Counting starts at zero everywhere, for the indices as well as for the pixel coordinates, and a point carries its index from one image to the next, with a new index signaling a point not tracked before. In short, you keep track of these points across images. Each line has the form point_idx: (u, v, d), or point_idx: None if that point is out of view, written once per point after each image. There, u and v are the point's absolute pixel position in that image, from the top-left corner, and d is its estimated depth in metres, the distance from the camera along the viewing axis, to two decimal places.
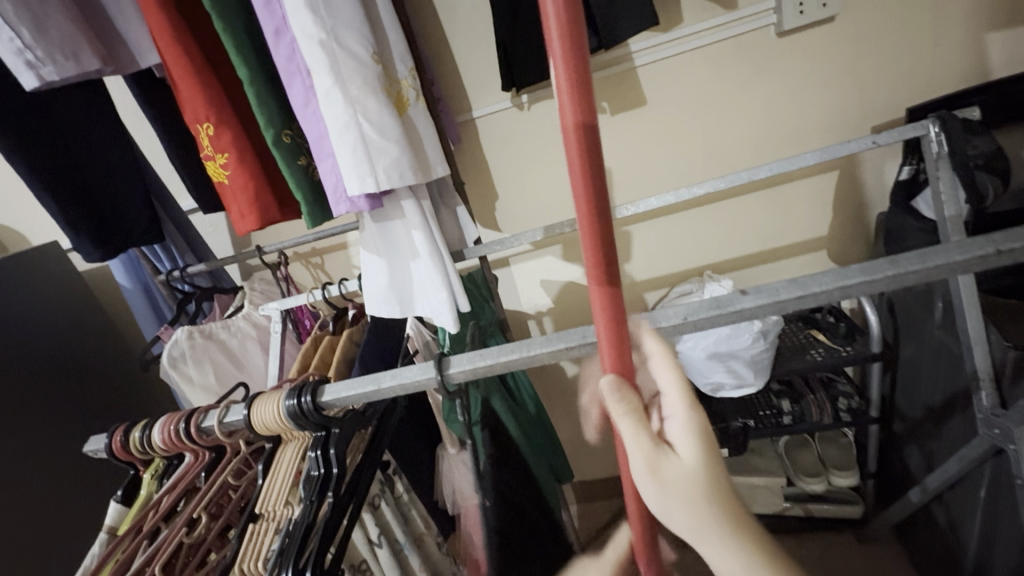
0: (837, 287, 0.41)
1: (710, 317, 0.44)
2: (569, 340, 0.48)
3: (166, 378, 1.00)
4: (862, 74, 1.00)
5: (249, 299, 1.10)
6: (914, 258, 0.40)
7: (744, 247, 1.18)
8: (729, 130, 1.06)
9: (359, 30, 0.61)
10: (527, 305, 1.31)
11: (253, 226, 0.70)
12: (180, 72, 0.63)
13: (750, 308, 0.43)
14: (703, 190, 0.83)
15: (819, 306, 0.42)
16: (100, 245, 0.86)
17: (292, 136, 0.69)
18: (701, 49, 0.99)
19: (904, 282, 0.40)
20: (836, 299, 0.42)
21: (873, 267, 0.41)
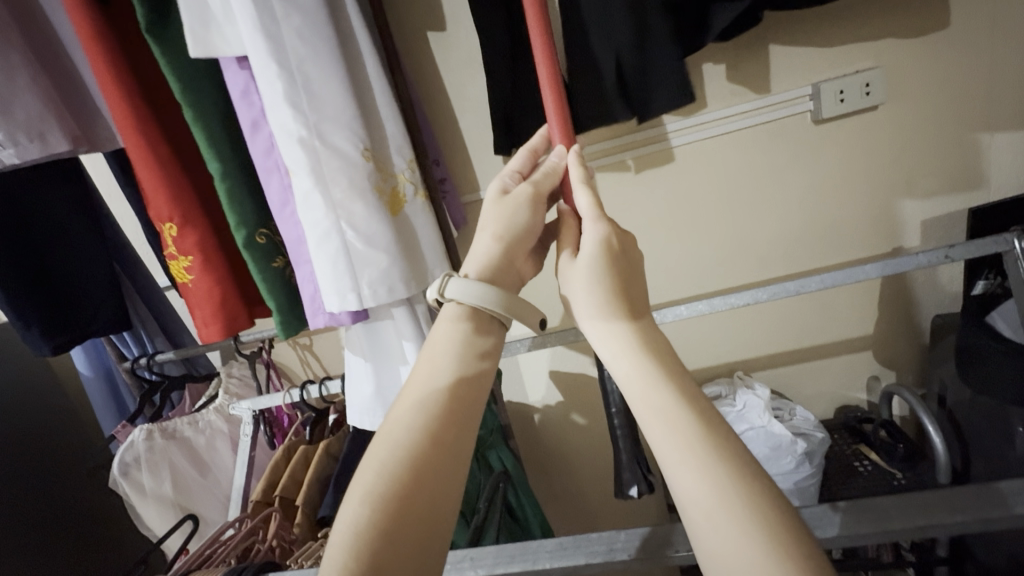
0: (921, 522, 0.35)
1: None
2: (591, 553, 0.38)
3: (116, 489, 0.87)
4: (910, 165, 0.91)
5: (224, 389, 0.98)
6: (900, 506, 0.36)
7: (778, 345, 1.05)
8: (762, 219, 0.96)
9: (349, 123, 0.52)
10: (534, 398, 1.17)
11: (217, 336, 0.60)
12: (142, 165, 0.54)
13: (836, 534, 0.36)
14: (747, 300, 0.73)
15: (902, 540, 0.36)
16: (51, 336, 0.75)
17: (268, 235, 0.59)
18: (733, 135, 0.91)
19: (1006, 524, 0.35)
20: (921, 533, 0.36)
21: (860, 509, 0.37)
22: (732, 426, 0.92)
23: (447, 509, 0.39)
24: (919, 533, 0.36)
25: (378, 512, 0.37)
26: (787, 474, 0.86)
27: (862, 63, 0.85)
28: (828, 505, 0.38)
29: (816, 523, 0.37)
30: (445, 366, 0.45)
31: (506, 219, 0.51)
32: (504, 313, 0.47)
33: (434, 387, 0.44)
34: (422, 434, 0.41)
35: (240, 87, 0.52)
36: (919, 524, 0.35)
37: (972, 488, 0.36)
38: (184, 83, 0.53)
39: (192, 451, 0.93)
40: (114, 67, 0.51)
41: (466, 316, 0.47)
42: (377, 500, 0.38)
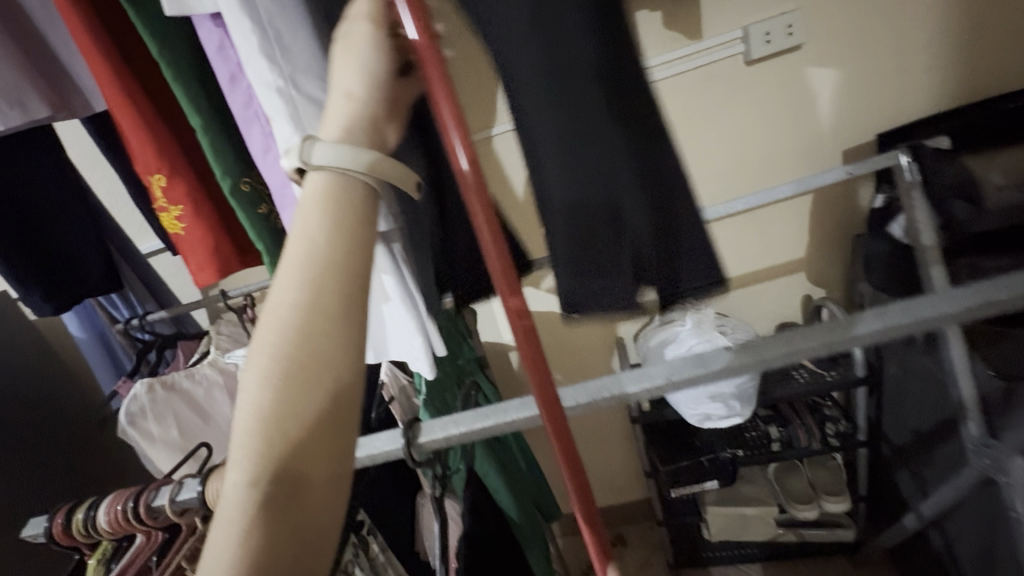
0: (791, 348, 0.41)
1: (689, 376, 0.42)
2: None
3: (126, 437, 0.94)
4: (831, 100, 1.01)
5: (216, 344, 1.04)
6: (770, 340, 0.42)
7: (724, 272, 1.17)
8: (704, 156, 1.05)
9: (318, 73, 0.57)
10: (508, 337, 1.27)
11: (213, 278, 0.67)
12: (124, 122, 0.59)
13: (726, 367, 0.42)
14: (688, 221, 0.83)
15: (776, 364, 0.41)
16: (52, 297, 0.81)
17: (251, 183, 0.65)
18: (672, 78, 0.99)
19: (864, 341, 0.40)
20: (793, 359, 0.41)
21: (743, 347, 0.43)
22: (683, 342, 1.04)
23: (354, 376, 0.35)
24: (787, 360, 0.41)
25: (277, 390, 0.33)
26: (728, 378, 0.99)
27: (785, 5, 0.94)
28: (721, 347, 0.43)
29: (706, 361, 0.43)
30: (318, 253, 0.35)
31: (359, 65, 0.42)
32: (375, 174, 0.38)
33: (311, 254, 0.35)
34: (306, 309, 0.34)
35: (215, 43, 0.57)
36: (790, 348, 0.41)
37: (840, 314, 0.42)
38: (160, 42, 0.57)
39: (192, 400, 0.99)
40: (90, 27, 0.55)
41: (334, 189, 0.37)
42: (274, 376, 0.34)
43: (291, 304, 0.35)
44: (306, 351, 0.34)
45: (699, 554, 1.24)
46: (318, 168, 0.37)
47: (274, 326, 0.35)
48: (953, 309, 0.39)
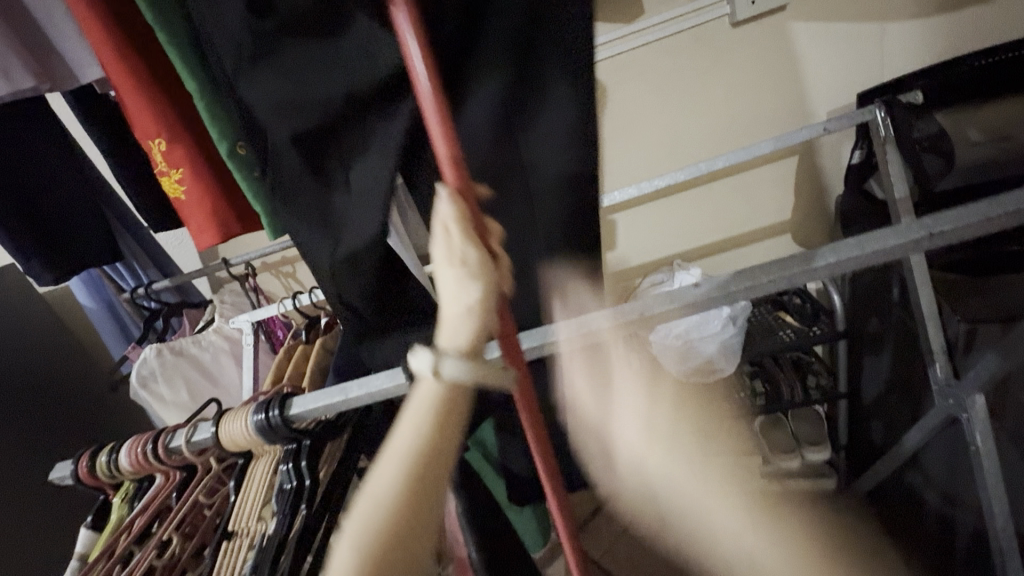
0: (764, 281, 0.44)
1: (666, 309, 0.46)
2: (530, 340, 0.48)
3: (137, 399, 0.99)
4: (817, 62, 1.03)
5: (220, 312, 1.08)
6: (738, 274, 0.45)
7: (711, 235, 1.20)
8: (691, 119, 1.08)
9: None
10: None
11: (213, 241, 0.71)
12: (127, 90, 0.63)
13: (701, 300, 0.45)
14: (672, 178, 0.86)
15: (749, 295, 0.45)
16: (55, 268, 0.84)
17: (247, 147, 0.67)
18: (659, 41, 1.00)
19: (821, 274, 0.44)
20: (765, 290, 0.45)
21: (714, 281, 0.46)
22: None
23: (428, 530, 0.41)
24: (751, 294, 0.45)
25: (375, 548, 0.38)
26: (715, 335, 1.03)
27: None
28: (693, 284, 0.47)
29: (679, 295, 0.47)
30: (426, 433, 0.41)
31: (452, 247, 0.41)
32: (486, 384, 0.42)
33: (418, 440, 0.41)
34: (406, 481, 0.40)
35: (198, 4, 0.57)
36: (756, 283, 0.44)
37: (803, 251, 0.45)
38: (148, 5, 0.58)
39: (200, 365, 1.04)
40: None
41: (446, 398, 0.41)
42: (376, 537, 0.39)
43: (388, 482, 0.40)
44: (403, 514, 0.39)
45: None
46: (434, 373, 0.41)
47: (381, 479, 0.40)
48: (907, 241, 0.42)
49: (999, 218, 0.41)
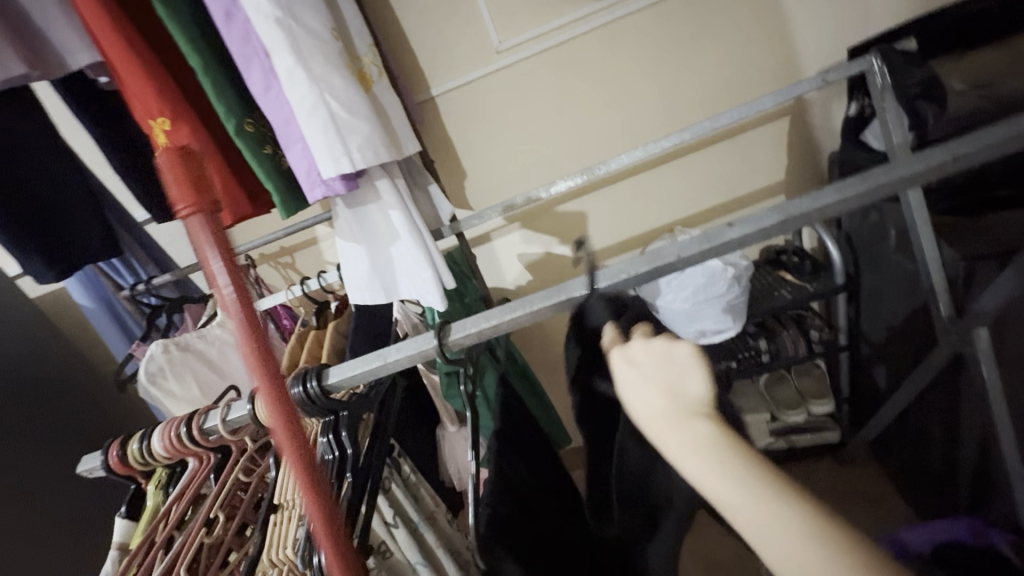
0: (815, 209, 0.45)
1: (701, 251, 0.47)
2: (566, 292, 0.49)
3: (145, 396, 0.96)
4: (804, 22, 1.06)
5: (221, 305, 1.07)
6: (769, 212, 0.46)
7: (706, 200, 1.22)
8: (681, 84, 1.11)
9: (314, 5, 0.59)
10: (507, 280, 1.30)
11: (224, 223, 0.67)
12: (124, 66, 0.59)
13: (738, 238, 0.46)
14: (671, 142, 0.89)
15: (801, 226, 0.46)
16: (52, 262, 0.80)
17: (255, 124, 0.67)
18: (643, 10, 1.04)
19: (867, 197, 0.45)
20: (816, 219, 0.46)
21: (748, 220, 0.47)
22: None
23: None
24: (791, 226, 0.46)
25: None
26: (721, 297, 1.05)
27: None
28: (727, 223, 0.47)
29: (714, 236, 0.47)
30: None
31: None
32: None
33: None
34: None
35: None
36: (774, 220, 0.46)
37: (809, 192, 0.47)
38: None
39: (207, 360, 1.02)
40: None
41: None
42: None
43: None
44: None
45: None
46: None
47: None
48: (910, 171, 0.44)
49: (1015, 138, 0.43)
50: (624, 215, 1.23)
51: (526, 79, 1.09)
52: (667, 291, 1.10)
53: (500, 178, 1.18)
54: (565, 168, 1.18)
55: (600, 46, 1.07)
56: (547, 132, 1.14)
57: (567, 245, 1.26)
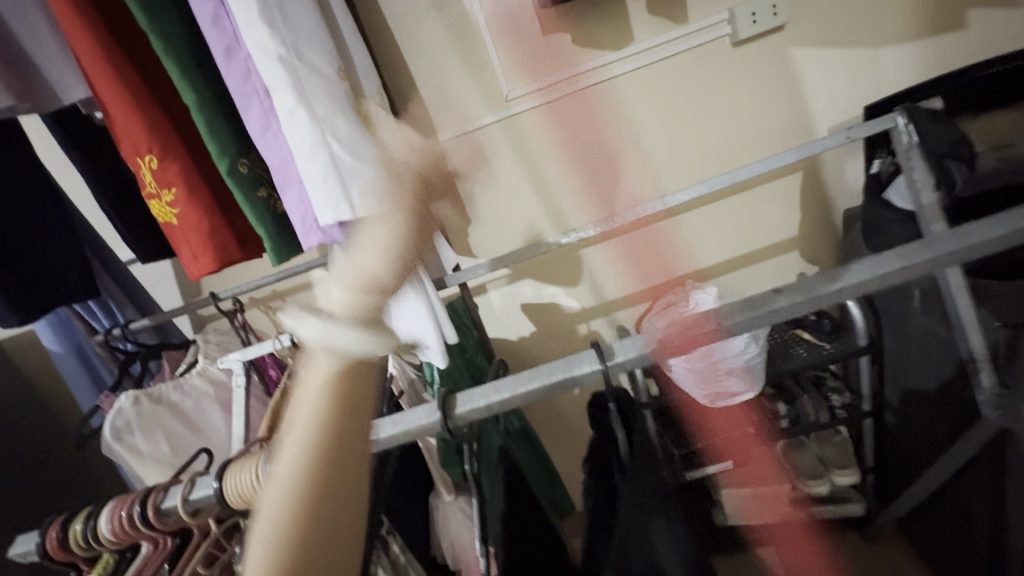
0: (877, 275, 0.40)
1: (749, 319, 0.41)
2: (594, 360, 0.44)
3: (108, 454, 0.86)
4: (817, 81, 1.06)
5: (204, 353, 0.99)
6: (822, 276, 0.41)
7: (717, 254, 1.18)
8: (693, 136, 1.09)
9: (321, 44, 0.56)
10: (509, 332, 1.24)
11: (211, 268, 0.62)
12: (114, 102, 0.55)
13: (789, 306, 0.40)
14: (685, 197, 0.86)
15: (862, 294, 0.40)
16: (18, 305, 0.73)
17: (250, 165, 0.62)
18: (656, 64, 1.04)
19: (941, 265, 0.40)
20: (877, 287, 0.40)
21: (797, 286, 0.42)
22: None
23: None
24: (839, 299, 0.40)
25: None
26: (739, 356, 0.99)
27: None
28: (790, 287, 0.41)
29: (764, 303, 0.41)
30: None
31: None
32: None
33: None
34: None
35: (210, 14, 0.54)
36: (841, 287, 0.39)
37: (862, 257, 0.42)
38: (150, 15, 0.55)
39: (182, 413, 0.93)
40: (78, 3, 0.52)
41: None
42: None
43: None
44: None
45: (711, 541, 1.23)
46: None
47: None
48: (968, 244, 0.39)
49: None
50: (632, 267, 1.19)
51: (536, 128, 1.07)
52: None
53: (505, 226, 1.14)
54: (573, 218, 1.15)
55: (612, 97, 1.06)
56: (556, 181, 1.11)
57: (573, 296, 1.20)
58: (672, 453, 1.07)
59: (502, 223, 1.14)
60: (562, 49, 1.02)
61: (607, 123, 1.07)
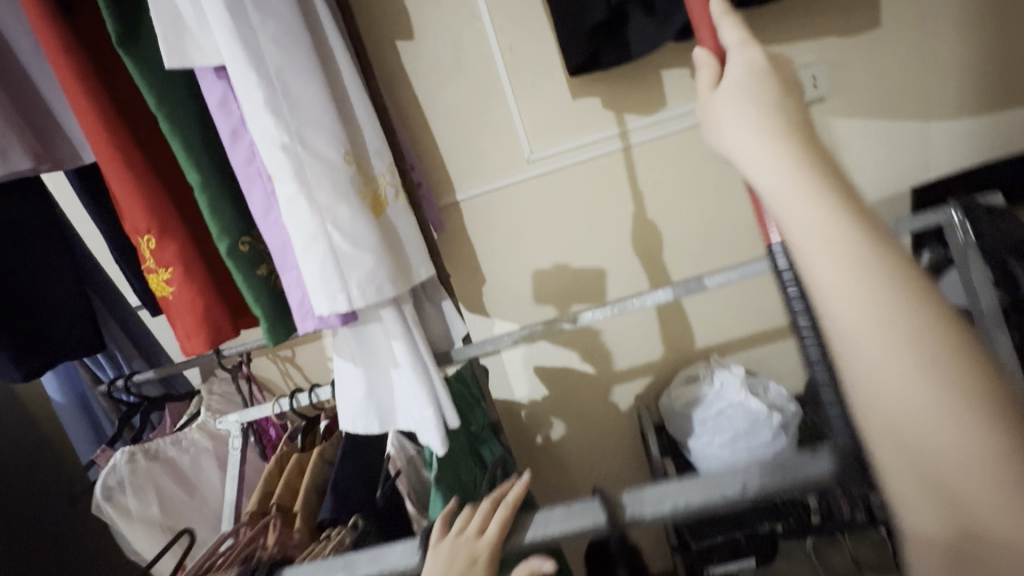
0: None
1: (777, 481, 0.41)
2: (632, 507, 0.41)
3: (98, 514, 0.84)
4: (860, 153, 0.99)
5: (207, 406, 0.97)
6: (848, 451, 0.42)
7: (745, 326, 1.12)
8: (721, 205, 1.04)
9: (328, 127, 0.53)
10: (520, 394, 1.19)
11: (202, 348, 0.58)
12: (117, 182, 0.54)
13: (817, 474, 0.41)
14: (713, 282, 0.80)
15: None
16: (20, 360, 0.72)
17: (251, 243, 0.60)
18: (686, 131, 1.00)
19: None
20: None
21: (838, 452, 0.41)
22: (712, 404, 0.97)
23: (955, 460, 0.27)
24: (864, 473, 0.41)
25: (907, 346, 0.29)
26: (765, 447, 0.91)
27: (807, 58, 0.93)
28: (808, 454, 0.42)
29: (796, 469, 0.41)
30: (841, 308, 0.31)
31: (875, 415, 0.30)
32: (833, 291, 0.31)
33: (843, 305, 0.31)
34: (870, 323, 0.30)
35: (218, 96, 0.53)
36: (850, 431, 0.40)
37: None
38: (159, 96, 0.54)
39: (177, 471, 0.91)
40: (88, 85, 0.52)
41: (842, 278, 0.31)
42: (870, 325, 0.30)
43: None
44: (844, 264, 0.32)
45: None
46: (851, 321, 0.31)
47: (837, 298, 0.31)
48: None
49: None
50: (653, 334, 1.12)
51: (557, 189, 1.04)
52: (702, 432, 0.96)
53: (520, 287, 1.10)
54: (592, 282, 1.10)
55: (638, 162, 1.02)
56: (576, 243, 1.08)
57: (588, 362, 1.15)
58: (690, 543, 0.98)
59: (520, 284, 1.10)
60: (587, 113, 0.99)
61: (632, 187, 1.04)
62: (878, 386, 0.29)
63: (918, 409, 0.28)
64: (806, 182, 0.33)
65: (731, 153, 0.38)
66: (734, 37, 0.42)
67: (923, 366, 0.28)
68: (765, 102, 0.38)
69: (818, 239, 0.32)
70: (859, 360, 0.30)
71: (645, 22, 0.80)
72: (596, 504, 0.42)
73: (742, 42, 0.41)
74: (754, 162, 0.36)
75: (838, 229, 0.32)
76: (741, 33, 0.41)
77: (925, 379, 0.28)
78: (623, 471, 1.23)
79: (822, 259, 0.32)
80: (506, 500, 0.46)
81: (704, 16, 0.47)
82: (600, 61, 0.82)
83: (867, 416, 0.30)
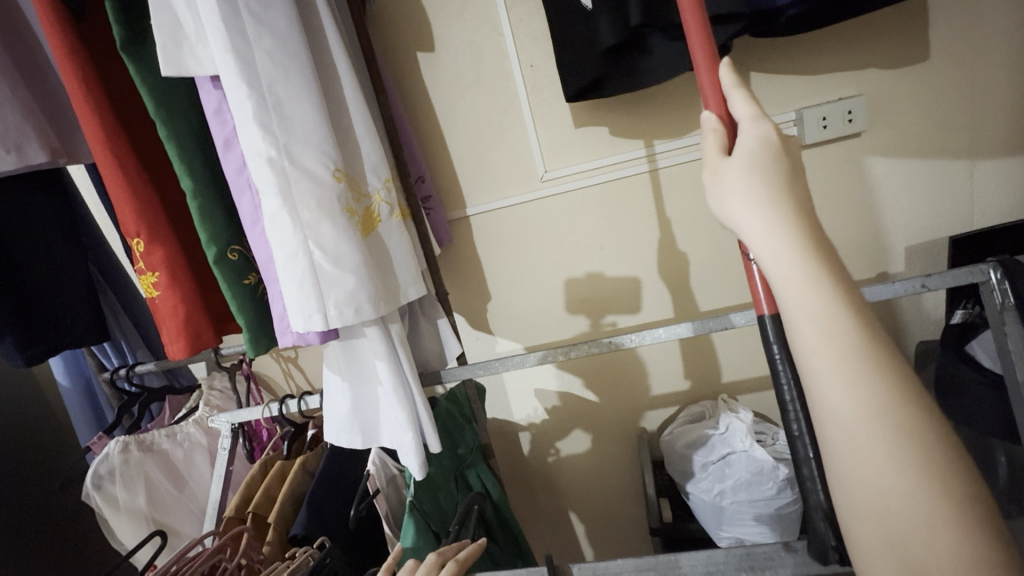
0: None
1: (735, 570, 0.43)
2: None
3: (88, 501, 0.86)
4: (897, 194, 0.93)
5: (205, 401, 0.98)
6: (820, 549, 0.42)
7: (759, 366, 1.06)
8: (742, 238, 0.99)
9: (319, 144, 0.52)
10: (518, 415, 1.16)
11: (182, 354, 0.59)
12: (111, 184, 0.54)
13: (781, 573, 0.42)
14: (743, 320, 0.72)
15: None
16: (24, 346, 0.74)
17: (240, 252, 0.59)
18: None
19: None
20: None
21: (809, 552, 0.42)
22: (715, 448, 0.92)
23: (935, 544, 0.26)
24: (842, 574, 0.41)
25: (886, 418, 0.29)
26: (769, 502, 0.85)
27: (845, 90, 0.88)
28: (781, 550, 0.43)
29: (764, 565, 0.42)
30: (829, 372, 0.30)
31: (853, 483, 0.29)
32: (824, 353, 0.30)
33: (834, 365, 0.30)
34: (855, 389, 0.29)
35: (214, 106, 0.53)
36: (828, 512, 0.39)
37: None
38: (158, 102, 0.54)
39: (169, 464, 0.92)
40: (89, 88, 0.52)
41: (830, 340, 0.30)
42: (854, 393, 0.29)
43: None
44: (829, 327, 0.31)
45: None
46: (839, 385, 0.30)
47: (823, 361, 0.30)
48: None
49: None
50: (660, 367, 1.08)
51: (570, 211, 1.01)
52: (701, 477, 0.91)
53: (525, 307, 1.08)
54: (600, 307, 1.07)
55: (656, 188, 0.98)
56: (585, 266, 1.04)
57: (591, 390, 1.10)
58: None
59: (524, 303, 1.07)
60: (606, 135, 0.96)
61: (648, 213, 1.00)
62: (860, 470, 0.28)
63: (905, 521, 0.27)
64: (799, 242, 0.32)
65: (733, 225, 0.36)
66: (746, 112, 0.38)
67: (915, 478, 0.27)
68: (773, 175, 0.35)
69: (812, 320, 0.30)
70: (851, 465, 0.29)
71: (669, 44, 0.76)
72: (545, 571, 0.47)
73: (755, 117, 0.38)
74: (755, 238, 0.34)
75: (841, 325, 0.30)
76: (754, 108, 0.38)
77: (916, 492, 0.27)
78: (617, 503, 1.19)
79: (813, 339, 0.31)
80: (458, 559, 0.49)
81: (712, 77, 0.42)
82: (604, 87, 0.79)
83: (850, 510, 0.29)
